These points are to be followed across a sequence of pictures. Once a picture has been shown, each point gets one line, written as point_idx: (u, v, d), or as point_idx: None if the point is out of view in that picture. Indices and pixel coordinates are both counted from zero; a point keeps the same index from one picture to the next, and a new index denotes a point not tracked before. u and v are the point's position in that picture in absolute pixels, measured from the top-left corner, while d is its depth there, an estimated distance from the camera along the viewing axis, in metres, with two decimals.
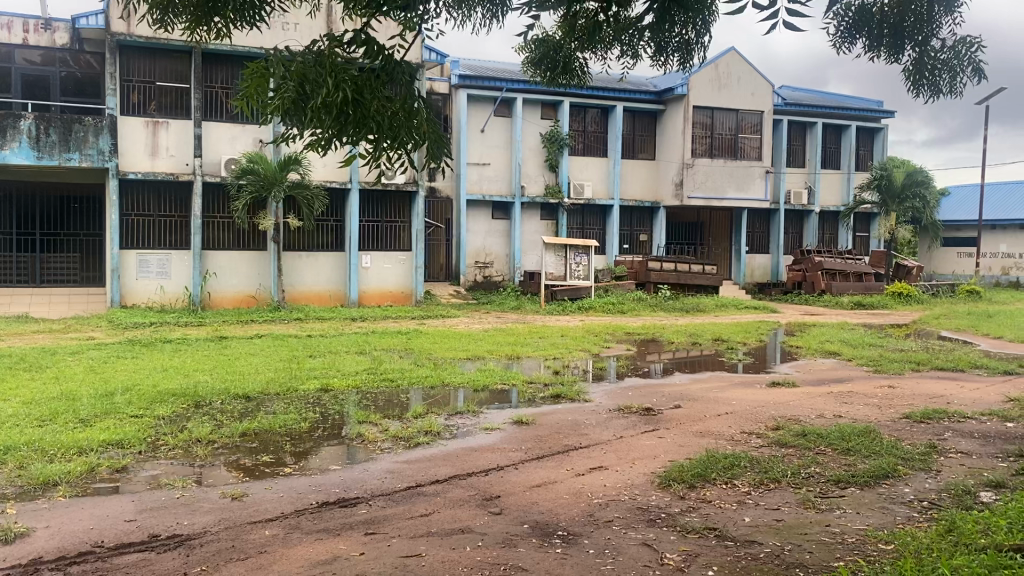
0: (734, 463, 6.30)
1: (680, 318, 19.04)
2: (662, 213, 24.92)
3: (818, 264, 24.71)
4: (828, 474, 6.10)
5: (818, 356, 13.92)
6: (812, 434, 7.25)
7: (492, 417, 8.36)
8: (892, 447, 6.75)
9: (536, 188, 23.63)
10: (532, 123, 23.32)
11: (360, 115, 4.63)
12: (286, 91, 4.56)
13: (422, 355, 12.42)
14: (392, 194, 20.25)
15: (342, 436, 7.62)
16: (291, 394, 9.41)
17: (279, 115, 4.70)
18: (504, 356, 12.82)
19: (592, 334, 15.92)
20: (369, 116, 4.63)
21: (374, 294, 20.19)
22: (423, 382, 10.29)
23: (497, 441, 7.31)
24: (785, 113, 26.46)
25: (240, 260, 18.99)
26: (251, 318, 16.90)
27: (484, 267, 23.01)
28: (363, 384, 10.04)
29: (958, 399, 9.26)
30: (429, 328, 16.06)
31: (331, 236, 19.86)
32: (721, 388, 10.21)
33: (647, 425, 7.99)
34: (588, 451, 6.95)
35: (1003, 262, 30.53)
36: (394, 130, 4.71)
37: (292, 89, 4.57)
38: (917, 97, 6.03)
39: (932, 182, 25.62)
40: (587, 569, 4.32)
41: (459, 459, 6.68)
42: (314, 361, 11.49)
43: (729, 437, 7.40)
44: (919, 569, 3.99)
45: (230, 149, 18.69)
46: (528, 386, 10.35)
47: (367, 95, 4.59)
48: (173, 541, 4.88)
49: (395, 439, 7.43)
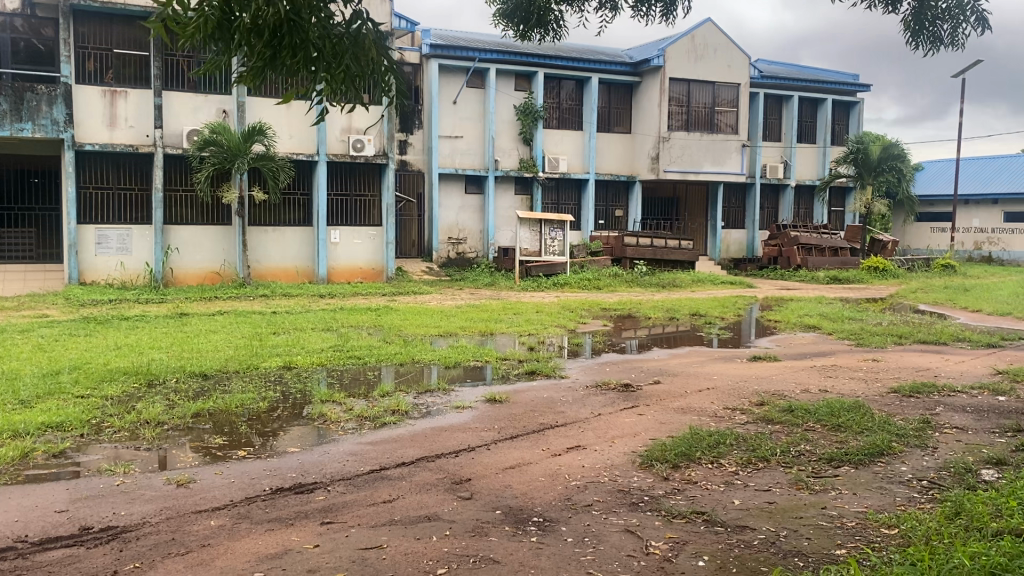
0: (719, 442, 5.91)
1: (657, 294, 18.70)
2: (638, 188, 24.53)
3: (794, 239, 24.48)
4: (819, 452, 5.74)
5: (797, 330, 13.62)
6: (799, 410, 6.90)
7: (463, 395, 7.93)
8: (884, 423, 6.42)
9: (510, 162, 23.09)
10: (505, 95, 22.74)
11: (295, 40, 4.37)
12: (209, 8, 4.25)
13: (392, 331, 11.95)
14: (361, 167, 19.69)
15: (302, 417, 7.14)
16: (251, 371, 8.94)
17: (204, 36, 4.38)
18: (476, 333, 12.39)
19: (567, 309, 15.52)
20: (306, 43, 4.38)
21: (343, 269, 19.63)
22: (392, 359, 9.83)
23: (468, 420, 6.88)
24: (761, 86, 26.08)
25: (204, 235, 18.32)
26: (214, 295, 16.30)
27: (456, 243, 22.48)
28: (328, 361, 9.57)
29: (944, 372, 8.98)
30: (400, 304, 15.58)
31: (298, 210, 19.26)
32: (701, 363, 9.85)
33: (626, 401, 7.60)
34: (565, 430, 6.54)
35: (976, 237, 30.55)
36: (334, 58, 4.47)
37: (216, 7, 4.25)
38: (917, 50, 5.72)
39: (909, 156, 25.42)
40: (564, 561, 3.91)
41: (428, 439, 6.24)
42: (278, 337, 11.01)
43: (713, 414, 7.03)
44: (930, 557, 3.63)
45: (192, 121, 17.96)
46: (502, 363, 9.94)
47: (304, 14, 4.32)
48: (107, 533, 4.40)
49: (359, 419, 6.96)
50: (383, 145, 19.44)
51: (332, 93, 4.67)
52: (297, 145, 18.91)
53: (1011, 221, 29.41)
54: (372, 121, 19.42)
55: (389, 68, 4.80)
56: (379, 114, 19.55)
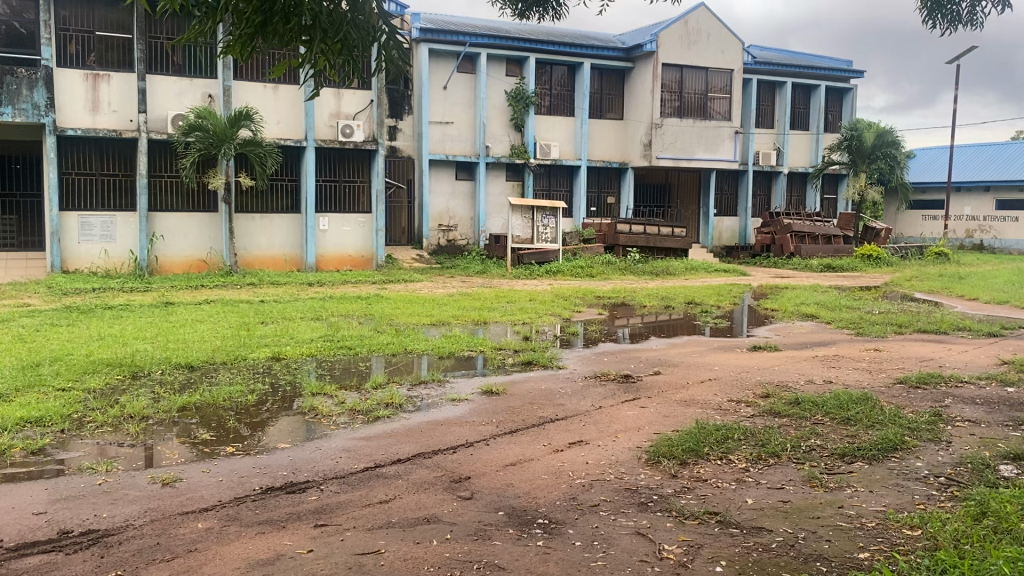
0: (727, 436, 5.71)
1: (651, 282, 18.50)
2: (630, 175, 24.29)
3: (787, 226, 24.31)
4: (830, 447, 5.54)
5: (795, 319, 13.44)
6: (806, 402, 6.70)
7: (459, 387, 7.70)
8: (895, 416, 6.23)
9: (501, 149, 22.79)
10: (496, 80, 22.43)
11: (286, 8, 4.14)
12: None
13: (384, 320, 11.70)
14: (350, 153, 19.38)
15: (293, 411, 6.88)
16: (239, 363, 8.66)
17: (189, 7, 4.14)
18: (470, 322, 12.14)
19: (561, 298, 15.29)
20: (298, 10, 4.16)
21: (332, 257, 19.34)
22: (385, 350, 9.57)
23: (465, 414, 6.64)
24: (754, 73, 25.85)
25: (189, 222, 17.97)
26: (201, 283, 15.98)
27: (447, 231, 22.20)
28: (319, 352, 9.30)
29: (949, 362, 8.83)
30: (390, 292, 15.32)
31: (286, 196, 18.93)
32: (701, 353, 9.65)
33: (627, 393, 7.38)
34: (566, 424, 6.32)
35: (968, 225, 30.50)
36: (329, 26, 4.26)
37: None
38: (937, 28, 5.46)
39: (903, 142, 25.28)
40: (574, 567, 3.69)
41: (424, 434, 6.00)
42: (266, 327, 10.74)
43: (717, 406, 6.82)
44: (962, 562, 3.42)
45: (177, 105, 17.59)
46: (497, 353, 9.69)
47: None
48: (88, 538, 4.15)
49: (352, 412, 6.70)
50: (372, 131, 19.26)
51: (328, 64, 4.45)
52: (284, 131, 18.57)
53: (1002, 208, 29.36)
54: (361, 106, 19.25)
55: (386, 33, 4.61)
56: (368, 99, 19.29)
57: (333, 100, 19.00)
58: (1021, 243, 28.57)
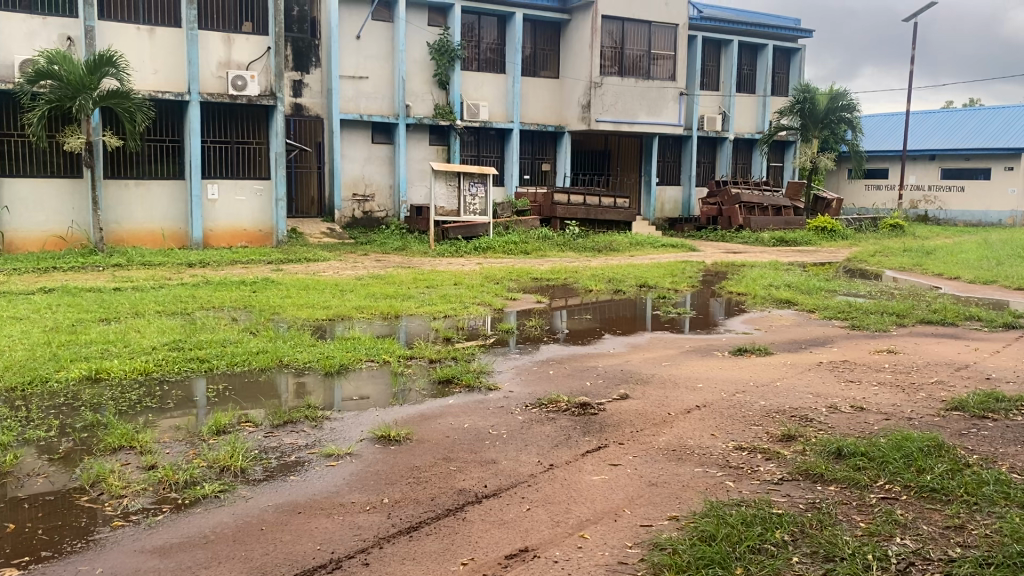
0: (767, 541, 3.43)
1: (593, 260, 16.27)
2: (567, 140, 21.96)
3: (734, 196, 22.36)
4: (939, 559, 3.34)
5: (769, 306, 11.30)
6: (857, 456, 4.49)
7: (343, 429, 5.27)
8: (1003, 481, 4.07)
9: (424, 108, 20.12)
10: (417, 30, 19.76)
11: None
12: None
13: (264, 315, 9.15)
14: (243, 109, 16.52)
15: (66, 485, 4.31)
16: (35, 391, 6.04)
17: None
18: (376, 316, 9.64)
19: (491, 281, 12.90)
20: None
21: (223, 232, 16.53)
22: (254, 363, 6.97)
23: (340, 487, 4.24)
24: (699, 29, 23.70)
25: (46, 190, 14.90)
26: (53, 264, 13.05)
27: (363, 201, 19.56)
28: (158, 368, 6.70)
29: (995, 373, 6.79)
30: (286, 275, 12.75)
31: (166, 159, 15.98)
32: (674, 360, 7.38)
33: (587, 438, 5.04)
34: (499, 506, 3.98)
35: (913, 195, 29.20)
36: None
37: None
38: None
39: (858, 106, 23.50)
40: None
41: (263, 542, 3.61)
42: (99, 329, 8.05)
43: (724, 463, 4.56)
44: None
45: (27, 49, 14.48)
46: (408, 365, 7.20)
47: None
48: None
49: (155, 489, 4.20)
50: (269, 83, 16.45)
51: None
52: (163, 83, 15.65)
53: (949, 177, 28.06)
54: (255, 54, 16.42)
55: None
56: (265, 46, 16.47)
57: (222, 47, 16.15)
58: (966, 214, 27.43)
